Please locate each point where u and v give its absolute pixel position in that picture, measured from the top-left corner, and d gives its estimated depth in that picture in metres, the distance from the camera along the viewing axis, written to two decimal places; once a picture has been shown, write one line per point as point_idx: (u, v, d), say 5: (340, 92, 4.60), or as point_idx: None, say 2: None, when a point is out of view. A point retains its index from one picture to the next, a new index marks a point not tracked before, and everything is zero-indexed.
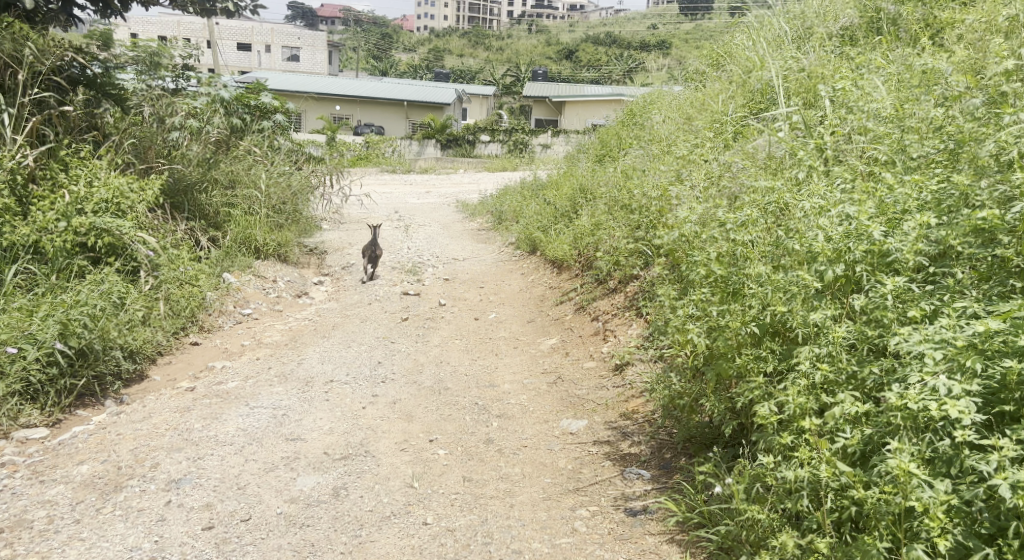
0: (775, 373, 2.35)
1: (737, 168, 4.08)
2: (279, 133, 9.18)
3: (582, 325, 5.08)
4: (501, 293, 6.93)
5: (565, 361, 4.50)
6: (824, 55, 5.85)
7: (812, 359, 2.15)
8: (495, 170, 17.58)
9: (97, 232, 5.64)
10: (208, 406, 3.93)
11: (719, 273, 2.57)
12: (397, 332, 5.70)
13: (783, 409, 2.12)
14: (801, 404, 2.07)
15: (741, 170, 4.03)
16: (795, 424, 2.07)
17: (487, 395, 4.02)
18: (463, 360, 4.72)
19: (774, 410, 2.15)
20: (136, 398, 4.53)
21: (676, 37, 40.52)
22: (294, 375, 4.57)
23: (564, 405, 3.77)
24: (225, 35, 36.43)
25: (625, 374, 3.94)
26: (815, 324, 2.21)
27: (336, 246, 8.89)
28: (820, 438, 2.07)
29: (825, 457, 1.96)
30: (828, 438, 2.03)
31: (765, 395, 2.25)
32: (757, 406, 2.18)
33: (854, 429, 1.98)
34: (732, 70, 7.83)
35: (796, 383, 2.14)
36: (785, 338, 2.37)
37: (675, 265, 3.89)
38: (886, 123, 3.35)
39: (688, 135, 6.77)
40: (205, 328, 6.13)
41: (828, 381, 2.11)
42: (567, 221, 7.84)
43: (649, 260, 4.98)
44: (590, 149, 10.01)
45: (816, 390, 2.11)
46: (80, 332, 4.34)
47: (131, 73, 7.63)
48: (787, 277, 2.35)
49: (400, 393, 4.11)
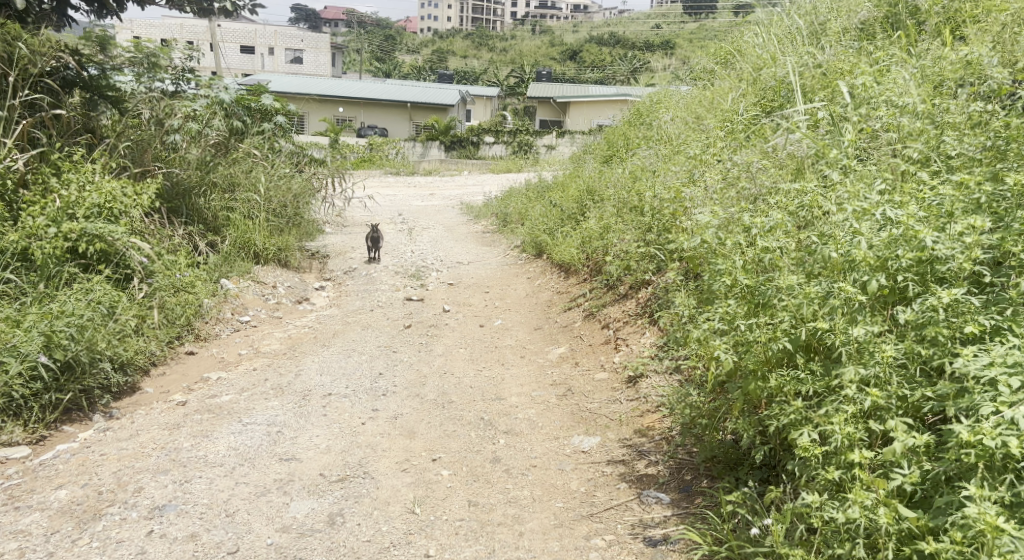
0: (809, 393, 2.14)
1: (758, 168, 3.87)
2: (280, 135, 8.98)
3: (592, 333, 4.87)
4: (507, 298, 6.73)
5: (575, 372, 4.28)
6: (843, 49, 5.62)
7: (857, 381, 1.95)
8: (500, 172, 17.36)
9: (88, 238, 5.46)
10: (199, 422, 3.73)
11: (745, 283, 2.36)
12: (399, 341, 5.49)
13: (828, 440, 1.91)
14: (849, 434, 1.87)
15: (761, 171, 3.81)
16: (843, 456, 1.87)
17: (493, 409, 3.80)
18: (467, 371, 4.51)
19: (816, 440, 1.94)
20: (126, 412, 4.35)
21: (681, 37, 40.27)
22: (291, 387, 4.37)
23: (575, 420, 3.56)
24: (228, 37, 36.33)
25: (639, 386, 3.72)
26: (857, 341, 1.99)
27: (337, 250, 8.68)
28: (871, 473, 1.87)
29: (884, 499, 1.76)
30: (882, 475, 1.84)
31: (801, 420, 2.04)
32: (795, 434, 1.97)
33: (914, 466, 1.79)
34: (743, 67, 7.60)
35: (839, 410, 1.93)
36: (819, 354, 2.16)
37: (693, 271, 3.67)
38: (922, 118, 3.13)
39: (698, 135, 6.55)
40: (201, 337, 5.93)
41: (876, 406, 1.91)
42: (574, 224, 7.62)
43: (661, 265, 4.78)
44: (597, 150, 9.79)
45: (864, 417, 1.91)
46: (66, 344, 4.16)
47: (130, 76, 7.38)
48: (822, 287, 2.12)
49: (402, 407, 3.91)
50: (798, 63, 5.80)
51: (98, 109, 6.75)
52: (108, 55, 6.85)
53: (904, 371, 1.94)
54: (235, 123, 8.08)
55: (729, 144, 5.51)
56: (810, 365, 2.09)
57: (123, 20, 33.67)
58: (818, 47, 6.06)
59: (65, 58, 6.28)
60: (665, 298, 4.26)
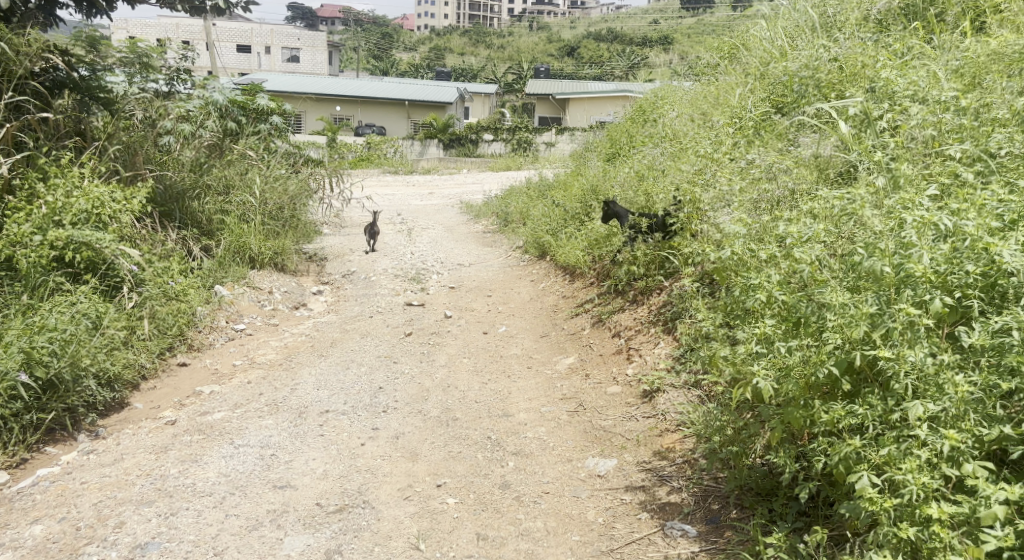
0: (862, 428, 1.92)
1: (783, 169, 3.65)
2: (277, 135, 8.72)
3: (602, 341, 4.64)
4: (511, 302, 6.50)
5: (586, 385, 4.05)
6: (859, 41, 5.39)
7: (926, 418, 1.73)
8: (499, 170, 17.11)
9: (75, 246, 5.22)
10: (188, 445, 3.51)
11: (782, 299, 2.14)
12: (400, 350, 5.26)
13: (901, 492, 1.70)
14: (924, 485, 1.67)
15: (785, 172, 3.58)
16: (919, 511, 1.66)
17: (500, 428, 3.58)
18: (472, 384, 4.28)
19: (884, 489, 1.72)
20: (112, 431, 4.14)
21: (680, 33, 40.02)
22: (286, 403, 4.15)
23: (589, 440, 3.34)
24: (225, 36, 36.09)
25: (655, 402, 3.49)
26: (924, 370, 1.78)
27: (336, 252, 8.44)
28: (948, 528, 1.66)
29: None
30: (966, 532, 1.63)
31: (860, 461, 1.82)
32: (858, 481, 1.76)
33: (1005, 524, 1.58)
34: (751, 61, 7.37)
35: (912, 455, 1.72)
36: (871, 381, 1.94)
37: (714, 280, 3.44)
38: (963, 114, 2.90)
39: (707, 132, 6.32)
40: (194, 347, 5.70)
41: (952, 450, 1.70)
42: (579, 224, 7.39)
43: (674, 270, 4.57)
44: (599, 147, 9.55)
45: (938, 461, 1.71)
46: (48, 360, 3.95)
47: (121, 76, 7.17)
48: (876, 305, 1.90)
49: (404, 426, 3.68)
50: (814, 56, 5.57)
51: (90, 109, 6.44)
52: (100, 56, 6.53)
53: (979, 405, 1.74)
54: (229, 124, 7.83)
55: (743, 143, 5.28)
56: (866, 396, 1.88)
57: (118, 20, 33.43)
58: (832, 39, 5.84)
59: (53, 59, 5.99)
60: (683, 306, 4.04)
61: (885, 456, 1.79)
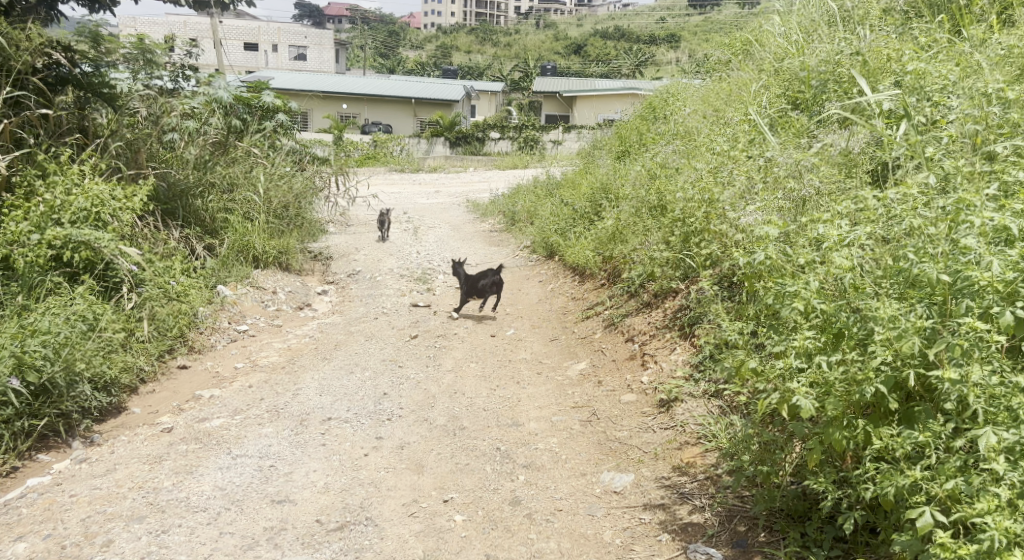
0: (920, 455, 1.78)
1: (811, 168, 3.49)
2: (282, 133, 8.57)
3: (614, 346, 4.47)
4: (519, 304, 6.34)
5: (599, 392, 3.88)
6: (882, 35, 5.21)
7: (1000, 449, 1.60)
8: (506, 168, 16.95)
9: (73, 245, 5.08)
10: (183, 455, 3.36)
11: (821, 308, 1.98)
12: (405, 354, 5.10)
13: (977, 536, 1.55)
14: (1006, 530, 1.51)
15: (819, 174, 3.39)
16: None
17: (509, 438, 3.42)
18: (481, 391, 4.12)
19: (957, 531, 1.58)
20: (108, 438, 3.99)
21: (688, 30, 39.84)
22: (287, 410, 3.99)
23: (604, 453, 3.18)
24: (232, 35, 36.05)
25: (673, 413, 3.33)
26: (995, 391, 1.66)
27: (341, 251, 8.29)
28: None
29: None
30: None
31: (922, 495, 1.67)
32: (924, 522, 1.61)
33: None
34: (766, 57, 7.19)
35: (989, 496, 1.58)
36: (929, 403, 1.80)
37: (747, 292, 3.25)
38: (1008, 110, 2.73)
39: (722, 128, 6.15)
40: (194, 349, 5.55)
41: None
42: (589, 224, 7.21)
43: (690, 272, 4.41)
44: (608, 145, 9.38)
45: (1017, 501, 1.57)
46: (40, 365, 3.81)
47: (125, 72, 7.04)
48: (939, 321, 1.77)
49: (409, 435, 3.53)
50: (835, 53, 5.41)
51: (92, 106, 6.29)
52: (105, 51, 6.42)
53: None
54: (234, 121, 7.70)
55: (761, 141, 5.11)
56: (926, 422, 1.74)
57: (126, 19, 33.41)
58: (852, 35, 5.68)
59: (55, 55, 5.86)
60: (703, 311, 3.87)
61: (949, 490, 1.64)
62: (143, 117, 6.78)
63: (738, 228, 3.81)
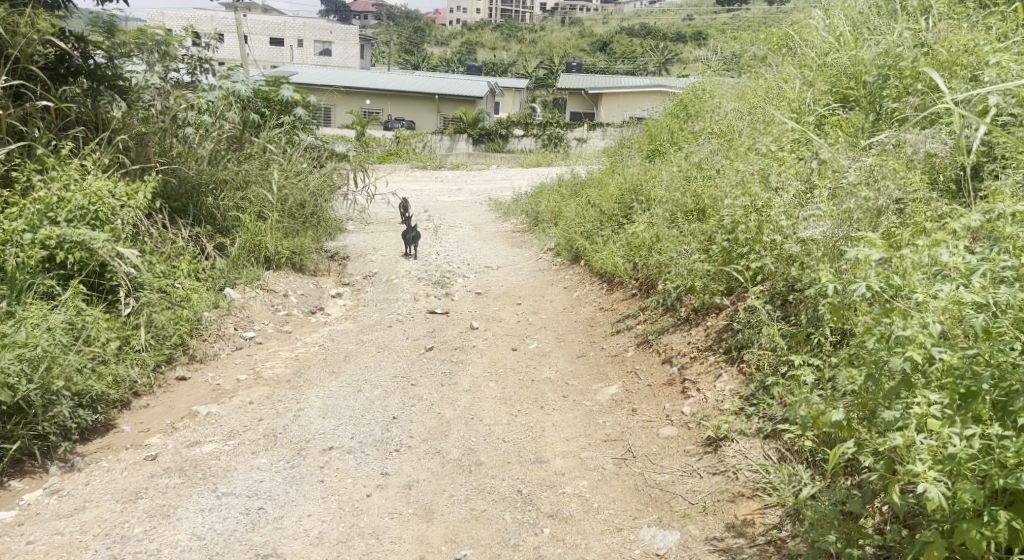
0: None
1: (899, 184, 3.01)
2: (301, 129, 8.17)
3: (649, 368, 4.01)
4: (543, 312, 5.90)
5: (633, 423, 3.44)
6: (951, 25, 4.70)
7: None
8: (529, 166, 16.49)
9: (66, 246, 4.71)
10: (163, 491, 2.98)
11: (942, 358, 1.82)
12: (419, 369, 4.69)
13: None
14: None
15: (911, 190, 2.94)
16: None
17: (533, 478, 3.01)
18: (500, 418, 3.68)
19: None
20: (89, 461, 3.67)
21: (715, 29, 39.25)
22: (286, 436, 3.60)
23: (641, 502, 2.76)
24: (258, 30, 35.89)
25: (720, 454, 2.90)
26: None
27: (358, 251, 7.91)
28: None
29: None
30: None
31: None
32: None
33: None
34: (809, 51, 6.69)
35: None
36: None
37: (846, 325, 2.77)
38: None
39: (765, 127, 5.68)
40: (196, 358, 5.17)
41: None
42: (617, 227, 6.74)
43: (735, 286, 3.96)
44: (636, 144, 8.88)
45: None
46: (13, 383, 3.45)
47: (140, 64, 6.71)
48: None
49: (418, 471, 3.12)
50: (896, 46, 4.91)
51: (102, 98, 5.93)
52: (117, 42, 6.10)
53: None
54: (250, 116, 7.36)
55: (813, 142, 4.64)
56: None
57: (153, 15, 33.45)
58: (911, 27, 5.19)
59: (56, 43, 5.49)
60: (753, 334, 3.42)
61: None
62: (154, 111, 6.44)
63: (798, 243, 3.36)
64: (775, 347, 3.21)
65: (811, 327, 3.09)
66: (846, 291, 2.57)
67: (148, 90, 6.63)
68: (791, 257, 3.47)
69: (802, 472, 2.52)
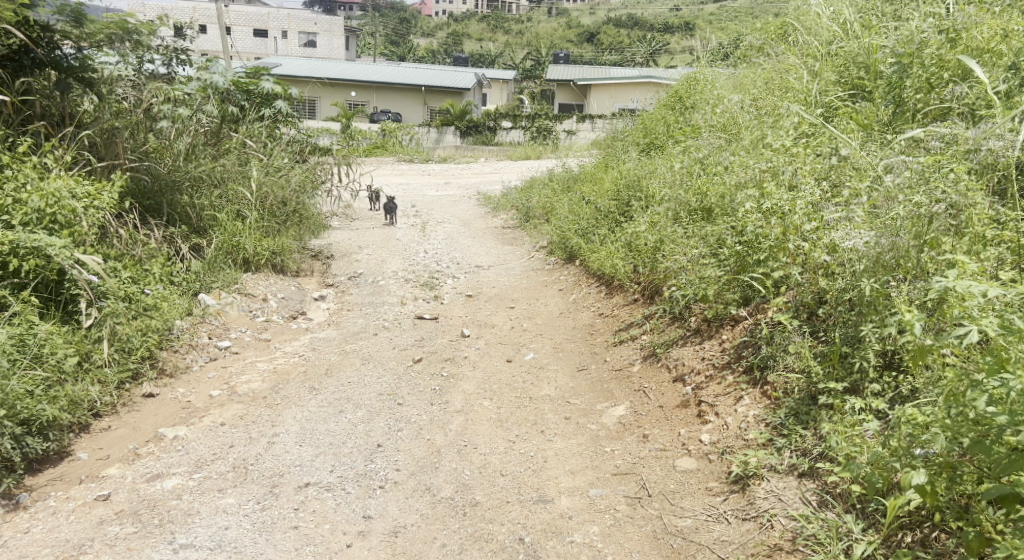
0: None
1: (962, 188, 2.66)
2: (282, 122, 7.68)
3: (659, 386, 3.64)
4: (538, 317, 5.52)
5: (645, 452, 3.09)
6: (978, 8, 4.34)
7: None
8: (517, 160, 16.04)
9: (19, 253, 4.28)
10: (111, 543, 2.68)
11: None
12: (407, 386, 4.31)
13: None
14: None
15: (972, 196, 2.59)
16: None
17: (535, 523, 2.68)
18: (496, 445, 3.32)
19: None
20: (36, 498, 3.34)
21: (702, 20, 38.95)
22: (258, 469, 3.23)
23: (661, 555, 2.43)
24: (240, 21, 35.18)
25: (748, 494, 2.56)
26: None
27: (342, 249, 7.50)
28: None
29: None
30: None
31: None
32: None
33: None
34: (814, 37, 6.32)
35: None
36: None
37: (912, 351, 2.40)
38: None
39: (772, 118, 5.31)
40: (165, 372, 4.75)
41: None
42: (614, 225, 6.37)
43: (754, 296, 3.61)
44: (630, 135, 8.48)
45: None
46: None
47: (114, 56, 6.30)
48: None
49: (405, 514, 2.79)
50: (916, 33, 4.55)
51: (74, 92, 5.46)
52: (86, 32, 5.57)
53: None
54: (229, 109, 6.91)
55: (829, 136, 4.28)
56: None
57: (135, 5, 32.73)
58: (929, 13, 4.84)
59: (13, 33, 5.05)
60: (778, 351, 3.07)
61: None
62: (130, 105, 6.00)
63: (831, 252, 3.01)
64: (805, 368, 2.85)
65: (848, 348, 2.75)
66: (914, 316, 2.22)
67: (121, 83, 6.20)
68: (819, 265, 3.12)
69: (851, 524, 2.20)
